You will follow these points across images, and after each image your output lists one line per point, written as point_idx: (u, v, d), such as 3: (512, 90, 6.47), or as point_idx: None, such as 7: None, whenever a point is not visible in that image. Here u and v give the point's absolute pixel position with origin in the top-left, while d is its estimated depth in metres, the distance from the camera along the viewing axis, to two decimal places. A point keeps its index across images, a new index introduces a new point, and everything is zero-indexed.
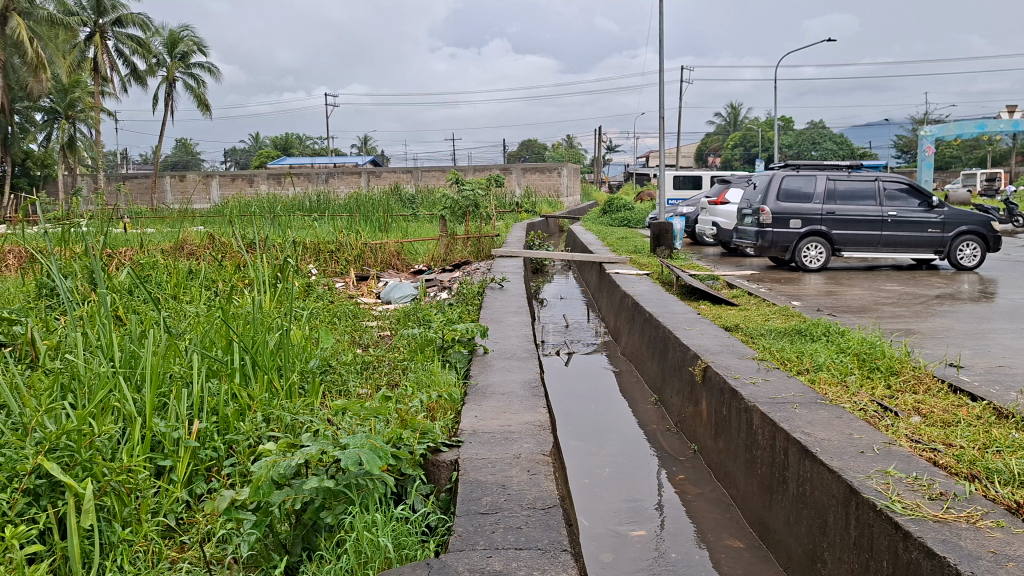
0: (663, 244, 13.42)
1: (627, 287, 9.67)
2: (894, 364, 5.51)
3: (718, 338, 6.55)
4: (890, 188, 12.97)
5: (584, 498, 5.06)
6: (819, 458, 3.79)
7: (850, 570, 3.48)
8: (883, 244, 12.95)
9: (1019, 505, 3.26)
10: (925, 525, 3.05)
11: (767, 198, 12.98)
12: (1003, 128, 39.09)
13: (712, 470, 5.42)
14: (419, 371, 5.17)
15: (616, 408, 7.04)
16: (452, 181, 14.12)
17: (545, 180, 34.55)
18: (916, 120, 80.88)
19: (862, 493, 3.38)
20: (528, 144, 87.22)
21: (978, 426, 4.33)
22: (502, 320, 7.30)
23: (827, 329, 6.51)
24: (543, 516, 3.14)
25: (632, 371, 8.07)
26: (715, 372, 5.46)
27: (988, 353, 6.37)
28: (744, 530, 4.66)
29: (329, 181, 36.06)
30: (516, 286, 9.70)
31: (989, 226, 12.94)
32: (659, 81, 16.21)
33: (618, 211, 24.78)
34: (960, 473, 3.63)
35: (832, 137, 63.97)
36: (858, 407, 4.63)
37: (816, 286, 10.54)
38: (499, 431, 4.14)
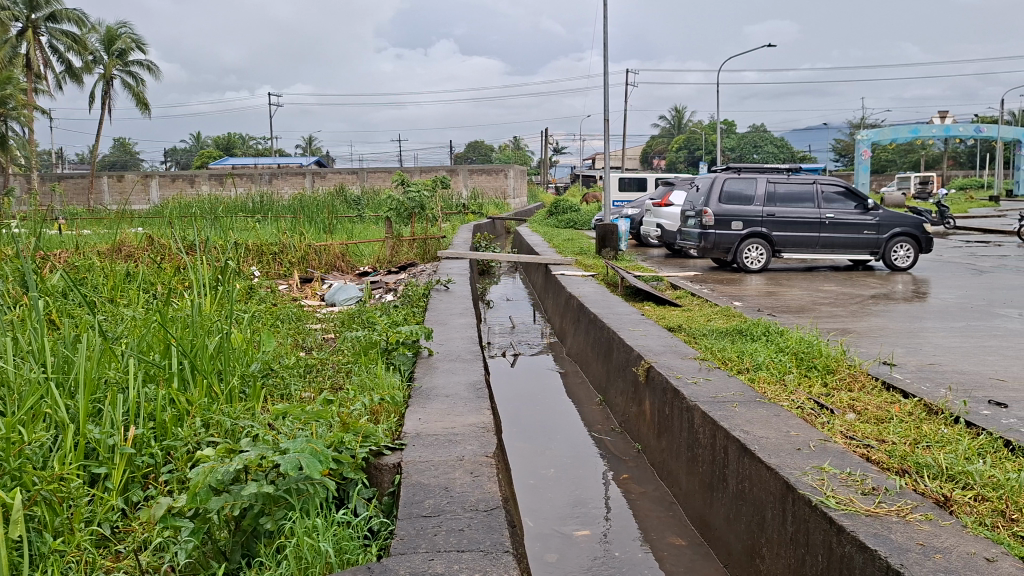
0: (608, 245, 13.55)
1: (573, 288, 9.73)
2: (830, 362, 5.64)
3: (661, 338, 6.64)
4: (828, 190, 13.30)
5: (529, 499, 5.08)
6: (757, 455, 3.86)
7: (787, 565, 3.55)
8: (821, 245, 13.25)
9: (946, 499, 3.38)
10: (857, 519, 3.13)
11: (709, 200, 13.18)
12: (935, 134, 40.37)
13: (655, 469, 5.49)
14: (363, 374, 5.14)
15: (561, 409, 7.09)
16: (398, 182, 14.04)
17: (492, 182, 34.61)
18: (855, 125, 83.00)
19: (798, 489, 3.45)
20: (476, 146, 87.27)
21: (909, 422, 4.47)
22: (446, 322, 7.29)
23: (766, 329, 6.63)
24: (485, 518, 3.14)
25: (577, 372, 8.13)
26: (657, 371, 5.52)
27: (920, 351, 6.57)
28: (686, 528, 4.72)
29: (273, 182, 35.60)
30: (462, 288, 9.70)
31: (922, 228, 13.35)
32: (604, 84, 16.36)
33: (564, 212, 24.96)
34: (891, 468, 3.73)
35: (773, 141, 65.37)
36: (795, 405, 4.73)
37: (757, 287, 10.73)
38: (443, 433, 4.13)
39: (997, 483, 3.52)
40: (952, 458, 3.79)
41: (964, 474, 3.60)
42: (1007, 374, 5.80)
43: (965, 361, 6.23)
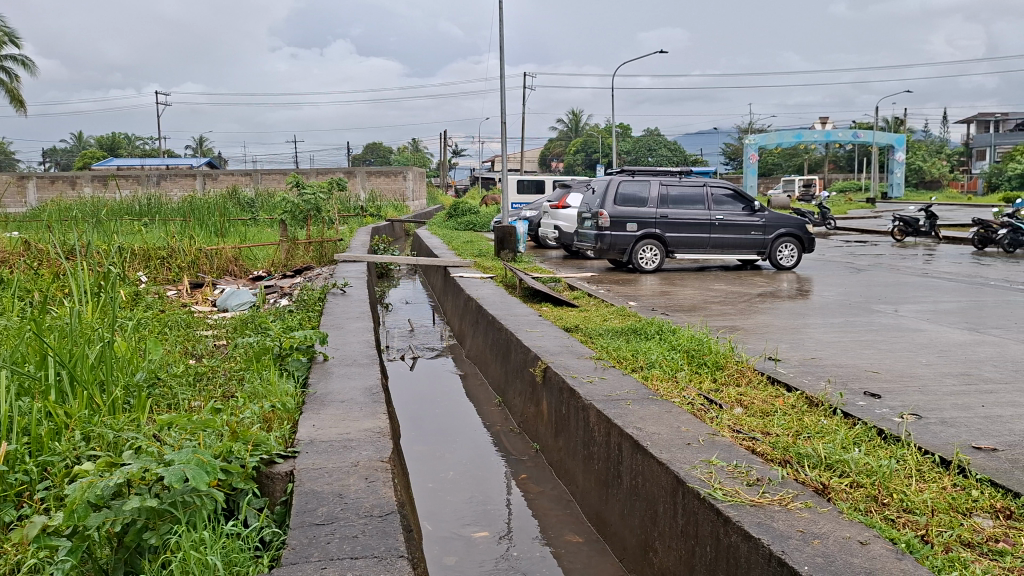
0: (507, 247, 13.64)
1: (471, 290, 9.76)
2: (719, 359, 5.84)
3: (558, 338, 6.74)
4: (717, 193, 13.78)
5: (428, 503, 5.06)
6: (649, 450, 3.97)
7: (678, 557, 3.65)
8: (712, 246, 13.70)
9: (825, 487, 3.55)
10: (743, 509, 3.25)
11: (605, 202, 13.44)
12: (817, 139, 42.26)
13: (553, 469, 5.56)
14: (256, 381, 5.00)
15: (459, 411, 7.10)
16: (293, 184, 13.76)
17: (391, 184, 34.33)
18: (744, 130, 86.23)
19: (687, 483, 3.56)
20: (375, 149, 86.41)
21: (792, 415, 4.68)
22: (343, 326, 7.19)
23: (659, 327, 6.81)
24: (380, 523, 3.11)
25: (476, 373, 8.15)
26: (554, 372, 5.59)
27: (802, 346, 6.87)
28: (583, 525, 4.79)
29: (161, 184, 34.33)
30: (359, 291, 9.58)
31: (804, 229, 13.98)
32: (501, 87, 16.45)
33: (464, 214, 25.02)
34: (774, 459, 3.90)
35: (667, 145, 67.35)
36: (686, 401, 4.87)
37: (651, 287, 11.00)
38: (338, 439, 4.07)
39: (871, 470, 3.74)
40: (830, 447, 3.99)
41: (841, 463, 3.80)
42: (881, 366, 6.14)
43: (843, 354, 6.56)
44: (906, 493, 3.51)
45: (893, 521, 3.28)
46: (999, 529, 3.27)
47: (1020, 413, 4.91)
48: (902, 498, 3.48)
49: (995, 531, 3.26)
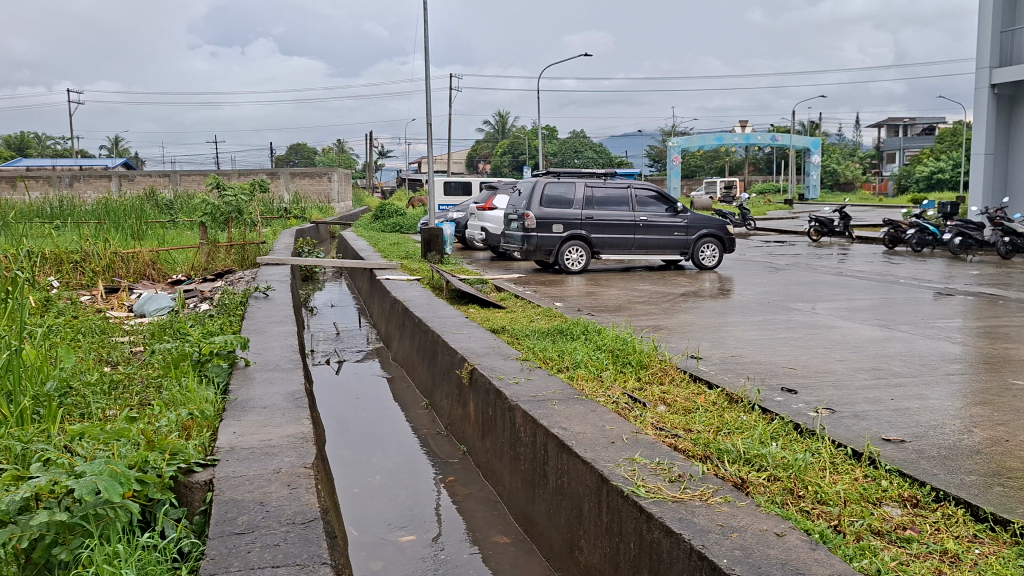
0: (434, 249, 13.60)
1: (398, 293, 9.69)
2: (643, 358, 5.93)
3: (485, 340, 6.74)
4: (641, 195, 14.00)
5: (354, 508, 5.00)
6: (574, 450, 4.00)
7: (603, 555, 3.69)
8: (636, 247, 13.91)
9: (743, 481, 3.65)
10: (665, 506, 3.31)
11: (531, 203, 13.50)
12: (737, 141, 43.31)
13: (480, 470, 5.57)
14: (174, 388, 4.86)
15: (386, 415, 7.04)
16: (213, 186, 13.41)
17: (315, 185, 33.84)
18: (666, 133, 87.92)
19: (611, 481, 3.60)
20: (298, 150, 85.03)
21: (713, 411, 4.79)
22: (265, 330, 7.06)
23: (585, 328, 6.88)
24: (303, 531, 3.07)
25: (403, 377, 8.10)
26: (480, 373, 5.60)
27: (723, 344, 7.04)
28: (510, 526, 4.81)
29: (73, 186, 33.09)
30: (282, 294, 9.42)
31: (725, 229, 14.33)
32: (426, 88, 16.38)
33: (390, 216, 24.84)
34: (696, 455, 3.98)
35: (593, 147, 68.12)
36: (610, 400, 4.94)
37: (578, 288, 11.11)
38: (259, 446, 3.99)
39: (787, 464, 3.85)
40: (748, 443, 4.09)
41: (759, 458, 3.91)
42: (797, 363, 6.33)
43: (761, 352, 6.74)
44: (820, 486, 3.63)
45: (808, 512, 3.39)
46: (906, 517, 3.41)
47: (926, 405, 5.13)
48: (816, 490, 3.60)
49: (903, 519, 3.40)
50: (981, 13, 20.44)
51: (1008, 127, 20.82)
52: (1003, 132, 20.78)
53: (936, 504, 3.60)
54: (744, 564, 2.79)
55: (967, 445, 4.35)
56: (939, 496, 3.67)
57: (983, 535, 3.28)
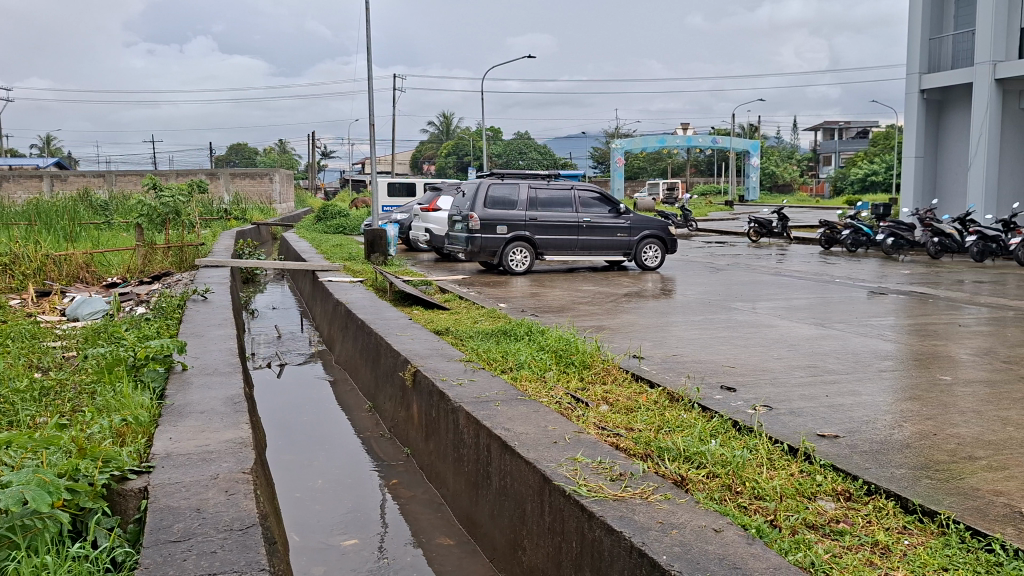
0: (377, 250, 13.52)
1: (340, 295, 9.61)
2: (586, 358, 5.97)
3: (428, 341, 6.72)
4: (585, 196, 14.09)
5: (295, 513, 4.94)
6: (517, 450, 4.01)
7: (545, 554, 3.71)
8: (580, 248, 14.01)
9: (683, 479, 3.70)
10: (606, 504, 3.34)
11: (475, 205, 13.49)
12: (679, 144, 43.80)
13: (424, 472, 5.55)
14: (107, 394, 4.74)
15: (328, 418, 6.97)
16: (150, 186, 13.10)
17: (255, 186, 33.29)
18: (610, 134, 88.68)
19: (553, 481, 3.62)
20: (239, 150, 83.54)
21: (655, 410, 4.85)
22: (203, 334, 6.93)
23: (529, 329, 6.91)
24: (240, 537, 3.02)
25: (346, 379, 8.02)
26: (423, 375, 5.58)
27: (664, 344, 7.13)
28: (454, 527, 4.80)
29: (2, 186, 32.00)
30: (221, 296, 9.25)
31: (667, 230, 14.52)
32: (369, 88, 16.24)
33: (333, 217, 24.58)
34: (636, 454, 4.03)
35: (537, 149, 68.35)
36: (553, 400, 4.97)
37: (522, 289, 11.13)
38: (196, 451, 3.92)
39: (725, 461, 3.92)
40: (688, 441, 4.15)
41: (698, 455, 3.97)
42: (736, 361, 6.45)
43: (702, 351, 6.85)
44: (757, 481, 3.70)
45: (745, 507, 3.46)
46: (839, 511, 3.51)
47: (859, 401, 5.27)
48: (753, 485, 3.67)
49: (836, 513, 3.49)
50: (911, 20, 21.08)
51: (937, 131, 21.51)
52: (932, 136, 21.46)
53: (868, 496, 3.70)
54: (683, 560, 2.83)
55: (898, 439, 4.48)
56: (871, 489, 3.77)
57: (911, 526, 3.38)
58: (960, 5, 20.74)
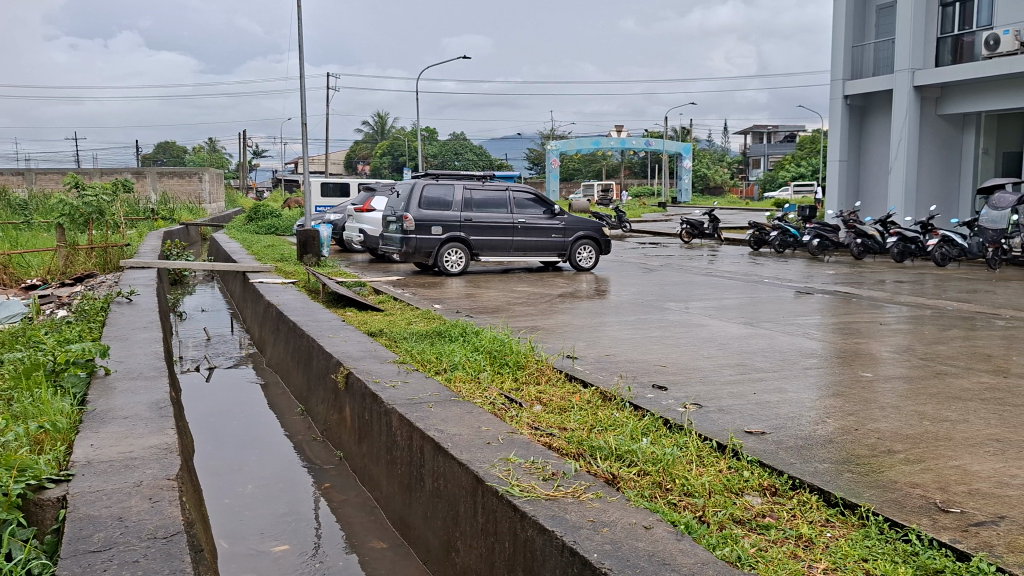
0: (310, 252, 13.33)
1: (272, 296, 9.44)
2: (520, 358, 5.99)
3: (361, 343, 6.65)
4: (520, 197, 14.14)
5: (224, 520, 4.83)
6: (450, 452, 4.01)
7: (479, 555, 3.71)
8: (515, 249, 14.05)
9: (614, 477, 3.74)
10: (538, 504, 3.36)
11: (409, 206, 13.41)
12: (613, 146, 44.29)
13: (357, 476, 5.49)
14: (24, 400, 4.55)
15: (258, 422, 6.84)
16: (71, 185, 12.66)
17: (184, 185, 32.50)
18: (545, 136, 89.21)
19: (486, 482, 3.62)
20: (166, 147, 81.49)
21: (588, 409, 4.90)
22: (127, 337, 6.72)
23: (463, 329, 6.90)
24: (164, 545, 2.94)
25: (278, 382, 7.89)
26: (356, 377, 5.52)
27: (598, 344, 7.21)
28: (387, 530, 4.77)
29: None
30: (148, 299, 8.99)
31: (601, 231, 14.67)
32: (302, 87, 15.99)
33: (265, 218, 24.17)
34: (569, 453, 4.06)
35: (473, 150, 68.32)
36: (487, 401, 4.97)
37: (457, 289, 11.11)
38: (119, 458, 3.80)
39: (656, 458, 3.98)
40: (619, 439, 4.20)
41: (629, 453, 4.02)
42: (668, 360, 6.55)
43: (634, 350, 6.94)
44: (687, 478, 3.77)
45: (675, 504, 3.52)
46: (766, 505, 3.59)
47: (785, 398, 5.41)
48: (683, 482, 3.74)
49: (763, 508, 3.57)
50: (835, 28, 21.74)
51: (859, 135, 22.22)
52: (855, 140, 22.17)
53: (793, 491, 3.80)
54: (614, 558, 2.86)
55: (820, 435, 4.62)
56: (795, 484, 3.88)
57: (834, 519, 3.48)
58: (880, 14, 21.48)
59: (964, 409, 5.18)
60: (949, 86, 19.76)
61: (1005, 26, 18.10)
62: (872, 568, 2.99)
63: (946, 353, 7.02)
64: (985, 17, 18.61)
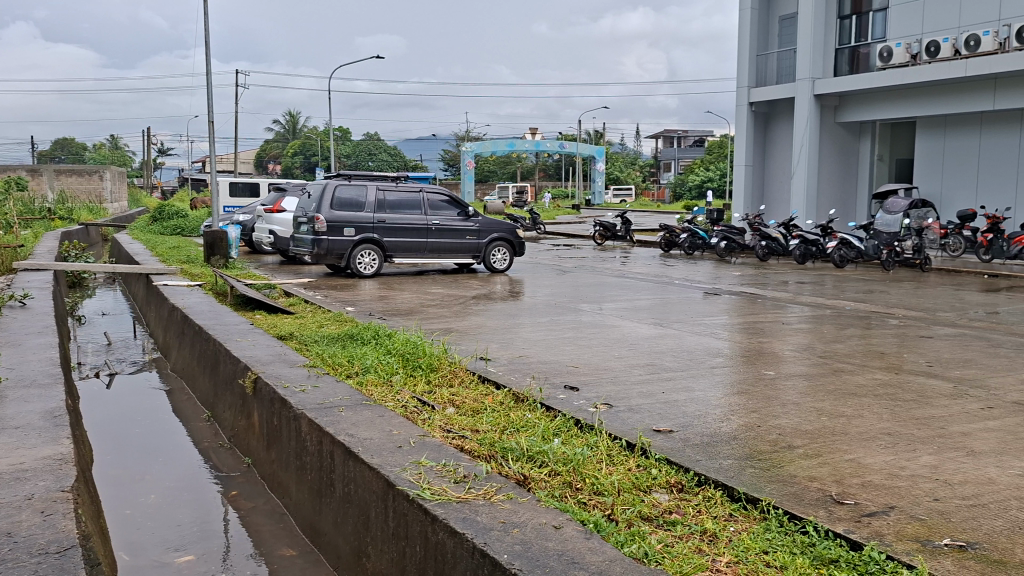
0: (217, 253, 12.98)
1: (177, 299, 9.16)
2: (433, 360, 5.97)
3: (270, 347, 6.52)
4: (434, 199, 14.09)
5: (124, 532, 4.66)
6: (360, 457, 3.96)
7: (389, 559, 3.69)
8: (429, 250, 14.00)
9: (525, 479, 3.77)
10: (449, 507, 3.35)
11: (320, 206, 13.20)
12: (528, 149, 44.72)
13: (265, 482, 5.38)
14: None
15: (161, 429, 6.62)
16: None
17: (84, 184, 31.23)
18: (460, 137, 89.19)
19: (397, 486, 3.60)
20: (64, 144, 78.12)
21: (500, 411, 4.93)
22: (20, 343, 6.41)
23: (376, 332, 6.84)
24: (58, 561, 2.82)
25: (183, 388, 7.65)
26: (264, 382, 5.41)
27: (511, 345, 7.26)
28: (297, 537, 4.68)
29: None
30: (42, 302, 8.60)
31: (515, 233, 14.76)
32: (208, 83, 15.55)
33: (169, 218, 23.45)
34: (480, 455, 4.07)
35: (388, 151, 67.84)
36: (399, 404, 4.93)
37: (370, 292, 11.00)
38: (8, 471, 3.62)
39: (566, 458, 4.03)
40: (531, 440, 4.23)
41: (541, 454, 4.05)
42: (580, 361, 6.63)
43: (547, 352, 7.01)
44: (597, 477, 3.83)
45: (585, 503, 3.57)
46: (672, 502, 3.68)
47: (692, 397, 5.55)
48: (593, 481, 3.79)
49: (669, 504, 3.66)
50: (740, 36, 22.42)
51: (764, 141, 22.97)
52: (760, 145, 22.90)
53: (699, 487, 3.91)
54: (522, 558, 2.88)
55: (725, 432, 4.75)
56: (701, 480, 3.98)
57: (737, 514, 3.59)
58: (783, 24, 22.32)
59: (859, 405, 5.42)
60: (847, 95, 20.60)
61: (898, 39, 19.03)
62: (772, 559, 3.10)
63: (842, 351, 7.33)
64: (880, 31, 19.57)
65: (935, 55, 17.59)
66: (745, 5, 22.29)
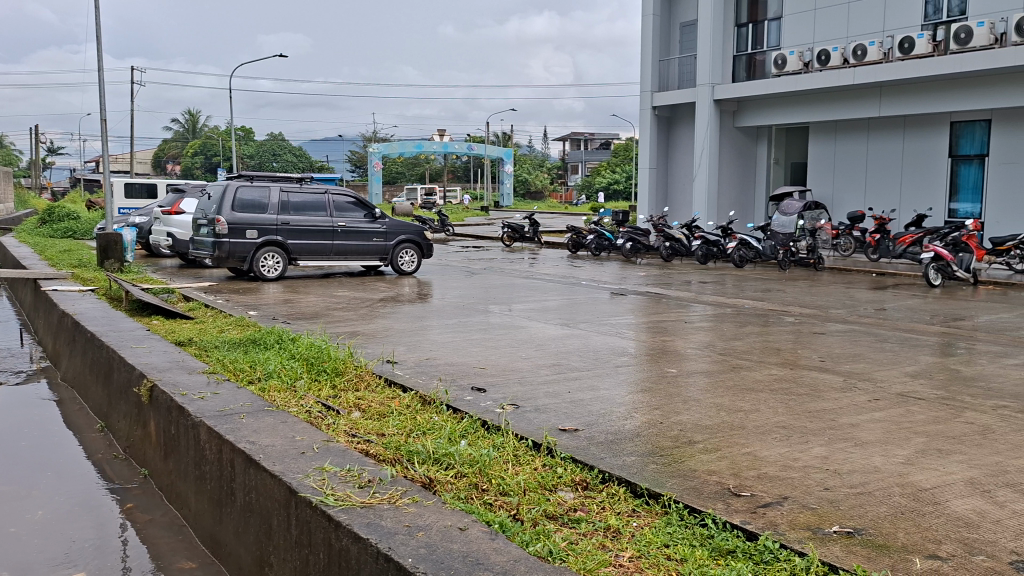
0: (112, 256, 12.46)
1: (68, 305, 8.75)
2: (338, 365, 5.89)
3: (167, 353, 6.30)
4: (339, 200, 13.90)
5: (8, 552, 4.42)
6: (261, 464, 3.87)
7: (293, 569, 3.62)
8: (335, 253, 13.78)
9: (431, 481, 3.75)
10: (353, 512, 3.31)
11: (221, 208, 12.84)
12: (436, 149, 44.70)
13: (162, 494, 5.19)
14: None
15: (51, 441, 6.31)
16: None
17: None
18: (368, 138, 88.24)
19: (300, 493, 3.53)
20: None
21: (406, 414, 4.90)
22: None
23: (279, 337, 6.70)
24: None
25: (74, 399, 7.31)
26: (161, 390, 5.22)
27: (418, 347, 7.23)
28: (196, 549, 4.54)
29: None
30: None
31: (423, 235, 14.68)
32: (99, 81, 14.91)
33: (61, 220, 22.41)
34: (386, 459, 4.03)
35: (294, 151, 66.53)
36: (302, 410, 4.84)
37: (274, 295, 10.75)
38: None
39: (473, 460, 4.03)
40: (437, 443, 4.22)
41: (447, 456, 4.05)
42: (487, 362, 6.66)
43: (454, 354, 7.01)
44: (503, 478, 3.85)
45: (491, 504, 3.58)
46: (577, 500, 3.73)
47: (597, 396, 5.64)
48: (499, 482, 3.81)
49: (574, 502, 3.71)
50: (643, 41, 22.91)
51: (667, 144, 23.52)
52: (664, 148, 23.45)
53: (603, 484, 3.97)
54: (427, 561, 2.87)
55: (629, 429, 4.85)
56: (605, 478, 4.05)
57: (639, 509, 3.67)
58: (683, 31, 22.92)
59: (755, 400, 5.61)
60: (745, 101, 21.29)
61: (792, 47, 19.80)
62: (673, 553, 3.17)
63: (741, 348, 7.58)
64: (775, 38, 20.35)
65: (825, 63, 18.52)
66: (647, 11, 22.79)
